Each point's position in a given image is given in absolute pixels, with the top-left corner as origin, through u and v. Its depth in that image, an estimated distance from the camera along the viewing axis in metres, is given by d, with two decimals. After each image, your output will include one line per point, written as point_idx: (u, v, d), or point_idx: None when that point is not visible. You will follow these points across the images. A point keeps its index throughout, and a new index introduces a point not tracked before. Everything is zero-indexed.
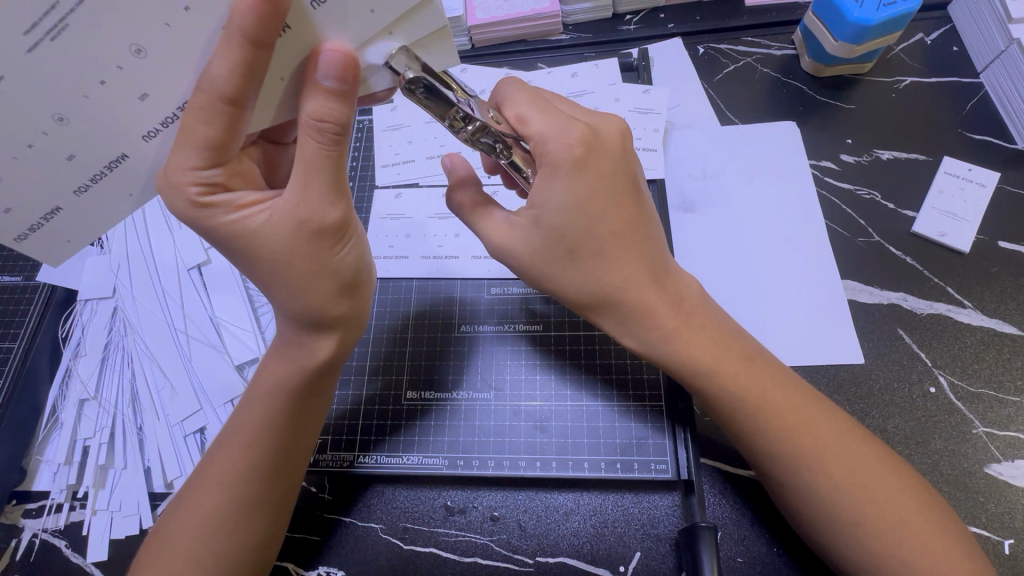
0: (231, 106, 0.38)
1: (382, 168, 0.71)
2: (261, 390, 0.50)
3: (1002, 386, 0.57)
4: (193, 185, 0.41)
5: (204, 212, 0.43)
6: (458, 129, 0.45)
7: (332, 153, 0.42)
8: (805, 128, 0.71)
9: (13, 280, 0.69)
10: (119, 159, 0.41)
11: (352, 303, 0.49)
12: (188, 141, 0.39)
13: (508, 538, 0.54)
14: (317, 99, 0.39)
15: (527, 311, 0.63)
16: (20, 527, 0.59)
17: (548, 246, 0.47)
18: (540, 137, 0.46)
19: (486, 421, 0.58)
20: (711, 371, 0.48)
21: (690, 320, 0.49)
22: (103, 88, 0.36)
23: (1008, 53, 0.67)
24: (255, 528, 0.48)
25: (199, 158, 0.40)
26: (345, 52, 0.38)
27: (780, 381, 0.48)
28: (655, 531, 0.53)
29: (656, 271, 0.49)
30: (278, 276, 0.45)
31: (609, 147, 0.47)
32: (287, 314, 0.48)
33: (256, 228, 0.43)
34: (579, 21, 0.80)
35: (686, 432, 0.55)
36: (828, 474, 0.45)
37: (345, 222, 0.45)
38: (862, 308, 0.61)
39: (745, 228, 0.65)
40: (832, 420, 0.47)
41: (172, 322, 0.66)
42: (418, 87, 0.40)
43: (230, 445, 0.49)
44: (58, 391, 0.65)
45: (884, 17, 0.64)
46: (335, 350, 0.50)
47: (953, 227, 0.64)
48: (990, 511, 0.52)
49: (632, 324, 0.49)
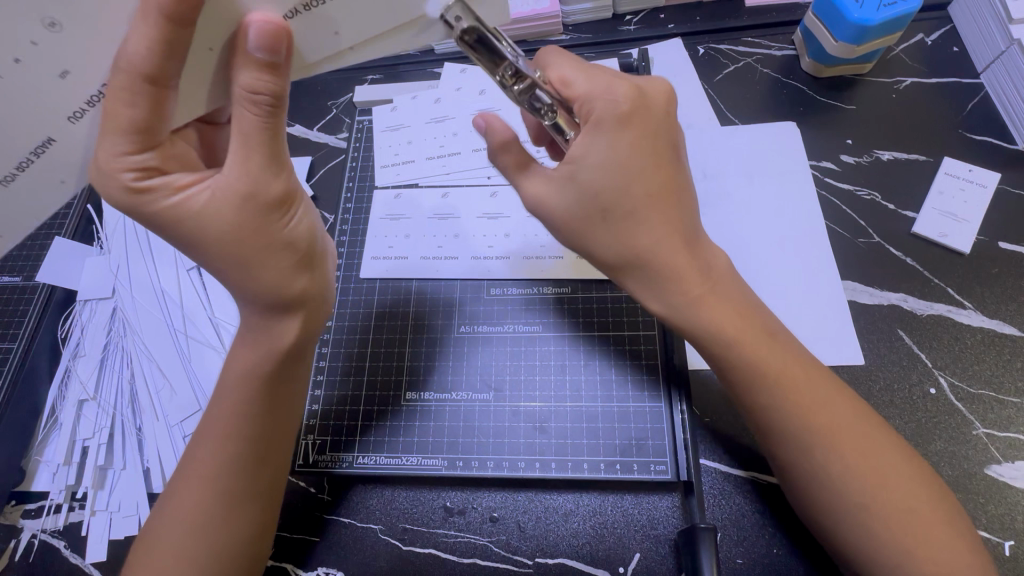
0: (153, 86, 0.37)
1: (382, 168, 0.71)
2: (232, 378, 0.50)
3: (1002, 386, 0.57)
4: (127, 171, 0.41)
5: (142, 198, 0.43)
6: (508, 87, 0.44)
7: (268, 125, 0.42)
8: (805, 128, 0.71)
9: (12, 280, 0.69)
10: (46, 145, 0.40)
11: (312, 277, 0.50)
12: (115, 126, 0.39)
13: (508, 539, 0.54)
14: (249, 72, 0.39)
15: (541, 312, 0.62)
16: (19, 527, 0.59)
17: (582, 205, 0.47)
18: (586, 97, 0.47)
19: (486, 422, 0.58)
20: (732, 338, 0.47)
21: (716, 288, 0.49)
22: (18, 66, 0.35)
23: (1008, 54, 0.67)
24: (245, 521, 0.48)
25: (127, 143, 0.40)
26: (275, 23, 0.37)
27: (801, 361, 0.48)
28: (654, 533, 0.53)
29: (687, 238, 0.48)
30: (228, 257, 0.45)
31: (654, 109, 0.48)
32: (249, 298, 0.47)
33: (196, 211, 0.43)
34: (578, 21, 0.80)
35: (682, 400, 0.56)
36: (841, 452, 0.45)
37: (289, 194, 0.46)
38: (862, 308, 0.61)
39: (746, 227, 0.65)
40: (848, 401, 0.47)
41: (172, 323, 0.66)
42: (472, 37, 0.41)
43: (210, 438, 0.48)
44: (57, 392, 0.64)
45: (885, 17, 0.64)
46: (301, 332, 0.50)
47: (954, 228, 0.64)
48: (991, 513, 0.52)
49: (661, 288, 0.48)
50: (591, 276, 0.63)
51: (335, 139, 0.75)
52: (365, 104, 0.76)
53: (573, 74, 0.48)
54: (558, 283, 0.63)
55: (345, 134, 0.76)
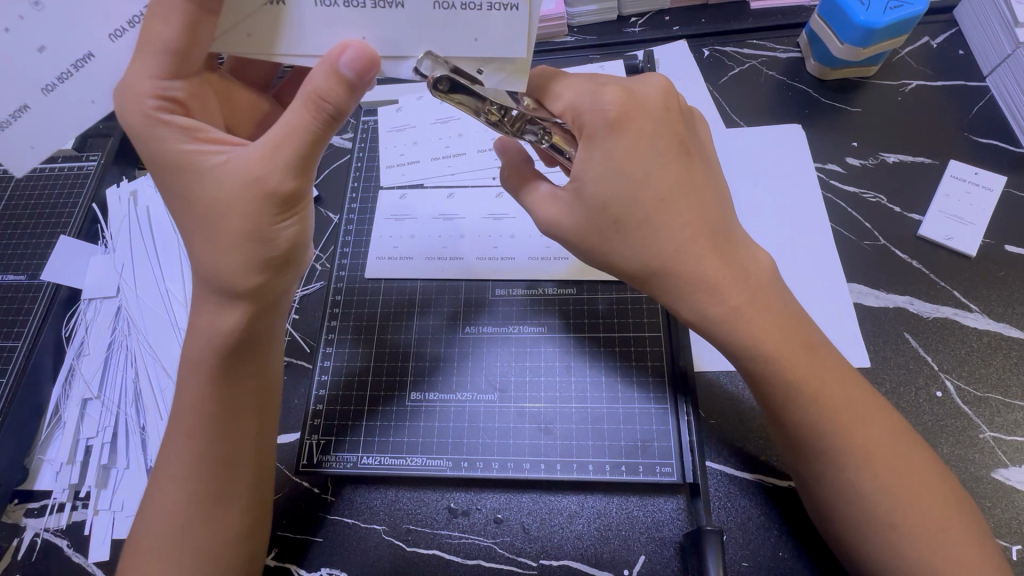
0: (193, 6, 0.38)
1: (388, 168, 0.71)
2: (202, 372, 0.48)
3: (1009, 389, 0.57)
4: (151, 98, 0.42)
5: (156, 128, 0.43)
6: (496, 122, 0.46)
7: (316, 132, 0.42)
8: (810, 130, 0.71)
9: (18, 278, 0.68)
10: (85, 58, 0.41)
11: (272, 279, 0.48)
12: (150, 45, 0.40)
13: (513, 540, 0.54)
14: (325, 78, 0.39)
15: (545, 311, 0.62)
16: (22, 526, 0.58)
17: (591, 219, 0.47)
18: (574, 108, 0.46)
19: (491, 423, 0.58)
20: (771, 356, 0.46)
21: (758, 298, 0.46)
22: None
23: (1014, 57, 0.67)
24: (230, 521, 0.48)
25: (160, 67, 0.41)
26: (371, 53, 0.39)
27: (838, 373, 0.47)
28: (659, 535, 0.53)
29: (718, 241, 0.47)
30: (208, 228, 0.45)
31: (649, 107, 0.46)
32: (206, 276, 0.47)
33: (207, 166, 0.44)
34: (584, 23, 0.80)
35: (690, 412, 0.55)
36: (873, 475, 0.44)
37: (296, 196, 0.44)
38: (867, 311, 0.61)
39: (756, 229, 0.65)
40: (882, 423, 0.46)
41: (174, 320, 0.66)
42: (445, 86, 0.41)
43: (183, 433, 0.48)
44: (62, 390, 0.65)
45: (890, 21, 0.64)
46: (243, 322, 0.48)
47: (961, 232, 0.63)
48: (998, 517, 0.52)
49: (693, 298, 0.46)
50: (596, 278, 0.63)
51: (341, 140, 0.75)
52: (370, 104, 0.75)
53: (560, 85, 0.47)
54: (561, 284, 0.63)
55: (350, 134, 0.75)
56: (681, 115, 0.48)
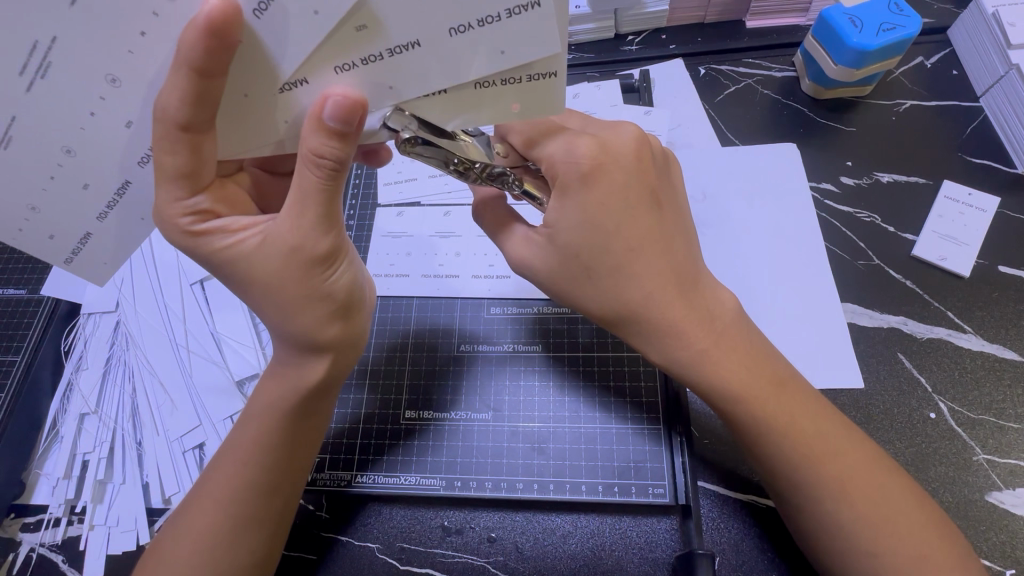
0: (186, 133, 0.38)
1: (386, 186, 0.72)
2: (257, 412, 0.50)
3: (1003, 412, 0.57)
4: (183, 216, 0.44)
5: (199, 240, 0.45)
6: (466, 170, 0.46)
7: (327, 187, 0.41)
8: (805, 150, 0.72)
9: (18, 291, 0.69)
10: (122, 186, 0.44)
11: (345, 326, 0.49)
12: (164, 174, 0.41)
13: (506, 560, 0.54)
14: (316, 137, 0.38)
15: (536, 330, 0.63)
16: (18, 540, 0.59)
17: (563, 264, 0.48)
18: (550, 159, 0.47)
19: (485, 442, 0.58)
20: (735, 393, 0.47)
21: (722, 338, 0.48)
22: (93, 118, 0.39)
23: (1007, 78, 0.68)
24: (244, 547, 0.47)
25: (179, 189, 0.43)
26: (351, 97, 0.37)
27: (812, 409, 0.47)
28: (652, 556, 0.53)
29: (683, 283, 0.48)
30: (274, 299, 0.46)
31: (621, 159, 0.47)
32: (285, 337, 0.48)
33: (247, 251, 0.45)
34: (581, 41, 0.81)
35: (683, 438, 0.55)
36: (850, 504, 0.44)
37: (335, 250, 0.45)
38: (861, 331, 0.61)
39: (752, 250, 0.65)
40: (856, 449, 0.46)
41: (173, 336, 0.67)
42: (415, 143, 0.42)
43: (227, 462, 0.49)
44: (60, 403, 0.65)
45: (883, 43, 0.66)
46: (326, 373, 0.50)
47: (954, 253, 0.64)
48: (993, 541, 0.52)
49: (659, 341, 0.48)
50: None
51: None
52: None
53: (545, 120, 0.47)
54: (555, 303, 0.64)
55: None
56: (655, 162, 0.49)
